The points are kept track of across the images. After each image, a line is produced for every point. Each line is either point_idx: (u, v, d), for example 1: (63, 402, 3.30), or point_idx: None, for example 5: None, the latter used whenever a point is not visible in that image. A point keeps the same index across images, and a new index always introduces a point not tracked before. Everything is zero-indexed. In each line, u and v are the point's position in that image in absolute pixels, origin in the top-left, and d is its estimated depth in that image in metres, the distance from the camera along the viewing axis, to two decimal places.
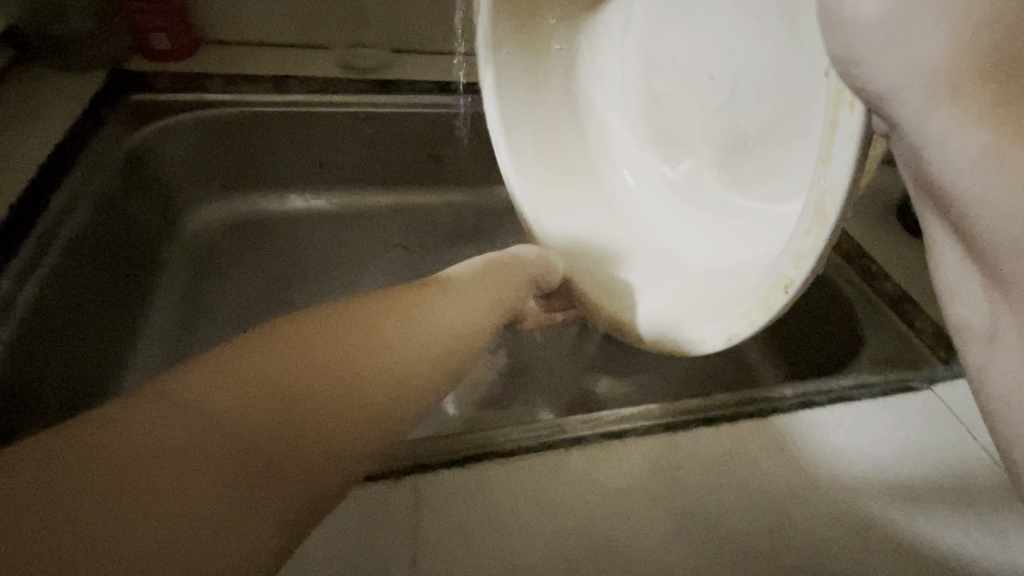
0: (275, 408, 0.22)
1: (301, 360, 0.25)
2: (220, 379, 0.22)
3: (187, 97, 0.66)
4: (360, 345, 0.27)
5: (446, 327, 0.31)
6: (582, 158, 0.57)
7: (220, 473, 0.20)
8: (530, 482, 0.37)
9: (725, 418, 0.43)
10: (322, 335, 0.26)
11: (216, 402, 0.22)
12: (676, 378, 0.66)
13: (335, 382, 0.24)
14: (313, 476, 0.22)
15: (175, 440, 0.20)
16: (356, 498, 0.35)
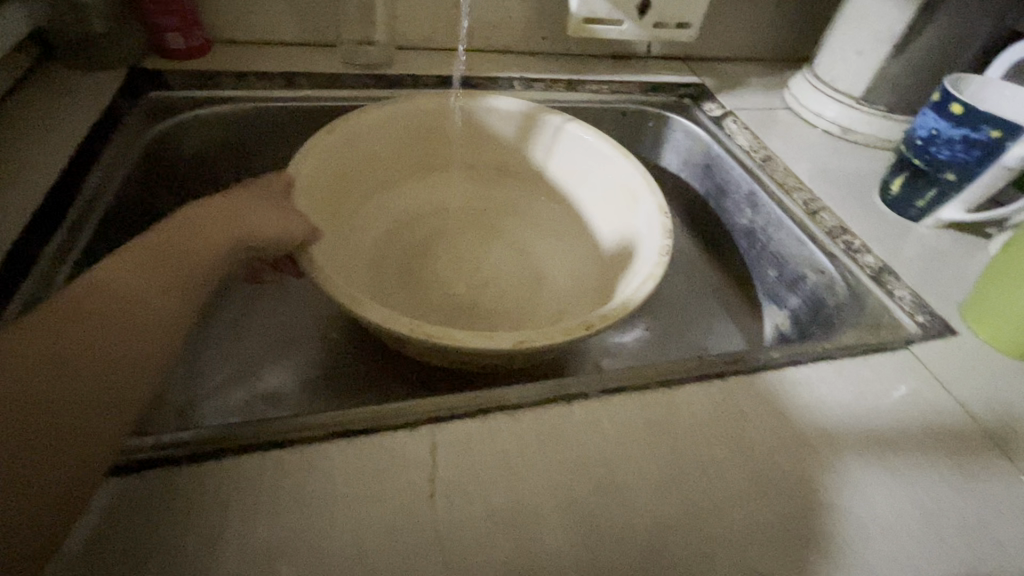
0: (80, 336, 0.31)
1: (121, 280, 0.36)
2: (65, 321, 0.32)
3: (202, 94, 0.69)
4: (170, 262, 0.39)
5: (267, 225, 0.46)
6: (482, 230, 0.74)
7: (104, 365, 0.31)
8: (538, 429, 0.41)
9: (715, 374, 0.46)
10: (123, 261, 0.37)
11: (63, 337, 0.31)
12: (671, 352, 0.69)
13: (126, 312, 0.34)
14: (90, 396, 0.30)
15: (66, 342, 0.31)
16: (379, 445, 0.39)
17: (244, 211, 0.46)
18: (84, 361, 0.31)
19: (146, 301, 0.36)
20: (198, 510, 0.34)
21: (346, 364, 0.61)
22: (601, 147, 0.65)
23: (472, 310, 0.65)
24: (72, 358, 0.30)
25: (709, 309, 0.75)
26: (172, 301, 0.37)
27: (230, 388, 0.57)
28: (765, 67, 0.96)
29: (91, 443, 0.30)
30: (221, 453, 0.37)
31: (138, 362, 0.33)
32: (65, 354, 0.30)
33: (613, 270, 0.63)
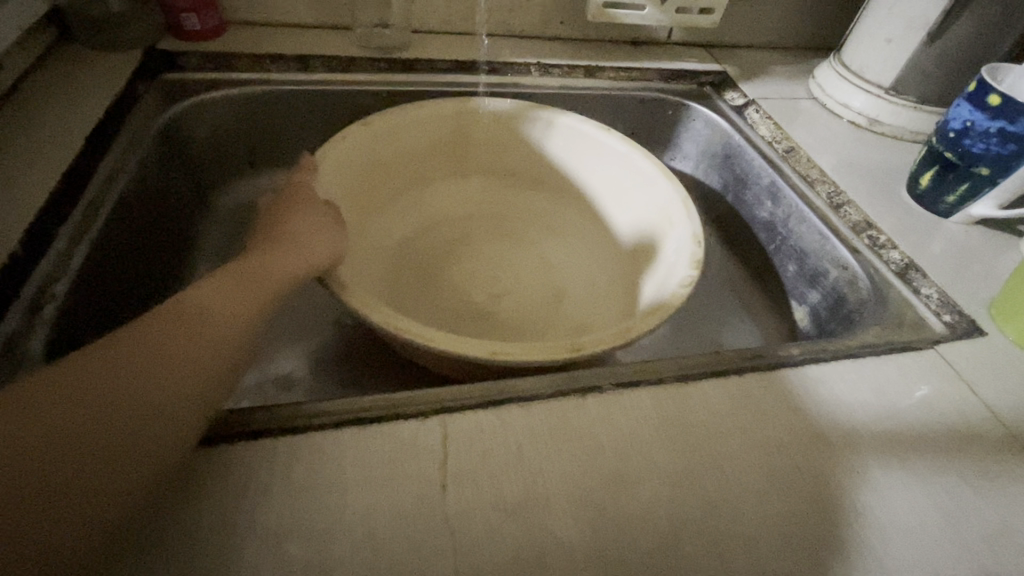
0: (167, 352, 0.34)
1: (189, 298, 0.38)
2: (155, 337, 0.34)
3: (218, 77, 0.69)
4: (234, 282, 0.41)
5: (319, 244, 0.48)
6: (497, 228, 0.73)
7: (166, 377, 0.33)
8: (551, 422, 0.40)
9: (732, 371, 0.45)
10: (196, 282, 0.40)
11: (154, 353, 0.34)
12: (686, 345, 0.68)
13: (206, 328, 0.37)
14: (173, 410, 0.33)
15: (134, 357, 0.33)
16: (389, 434, 0.38)
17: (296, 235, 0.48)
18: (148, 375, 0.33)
19: (206, 318, 0.37)
20: (211, 493, 0.34)
21: (357, 351, 0.61)
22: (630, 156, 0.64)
23: (488, 310, 0.64)
24: (141, 370, 0.32)
25: (725, 304, 0.73)
26: (235, 318, 0.39)
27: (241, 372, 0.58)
28: (789, 55, 0.93)
29: (155, 446, 0.31)
30: (231, 437, 0.37)
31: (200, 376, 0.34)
32: (133, 367, 0.32)
33: (633, 282, 0.63)
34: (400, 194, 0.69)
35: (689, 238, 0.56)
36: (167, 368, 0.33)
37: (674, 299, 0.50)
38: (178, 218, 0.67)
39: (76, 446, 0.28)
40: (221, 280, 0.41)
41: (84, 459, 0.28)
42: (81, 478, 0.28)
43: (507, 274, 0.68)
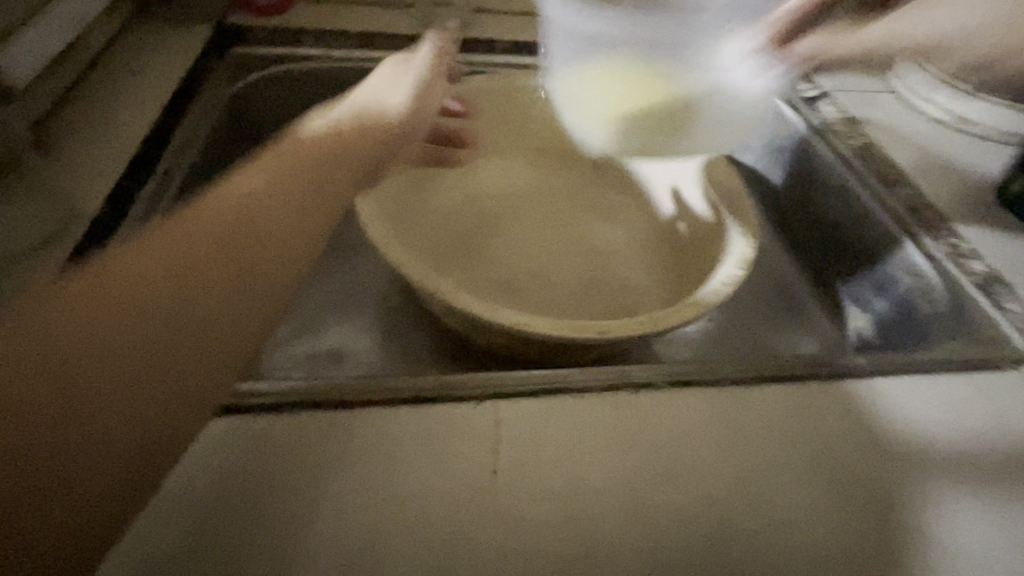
0: (218, 266, 0.30)
1: (231, 214, 0.32)
2: (208, 244, 0.31)
3: (282, 52, 0.70)
4: (289, 197, 0.35)
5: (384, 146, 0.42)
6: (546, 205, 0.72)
7: (191, 319, 0.29)
8: (603, 414, 0.40)
9: (793, 377, 0.44)
10: (240, 191, 0.34)
11: (203, 265, 0.30)
12: (739, 345, 0.66)
13: (262, 238, 0.33)
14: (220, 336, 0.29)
15: (155, 286, 0.28)
16: (441, 415, 0.39)
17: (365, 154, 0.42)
18: (170, 313, 0.28)
19: (247, 242, 0.32)
20: (272, 460, 0.36)
21: (406, 327, 0.62)
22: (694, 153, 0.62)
23: (524, 295, 0.63)
24: (168, 293, 0.28)
25: (783, 305, 0.70)
26: (285, 245, 0.33)
27: (295, 341, 0.60)
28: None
29: (185, 387, 0.28)
30: (290, 407, 0.38)
31: (238, 320, 0.30)
32: (151, 302, 0.28)
33: (678, 276, 0.62)
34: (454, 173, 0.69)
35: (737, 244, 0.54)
36: (193, 305, 0.29)
37: (715, 297, 0.50)
38: None
39: (102, 378, 0.26)
40: (271, 191, 0.35)
41: (111, 395, 0.26)
42: (103, 415, 0.25)
43: (557, 260, 0.67)
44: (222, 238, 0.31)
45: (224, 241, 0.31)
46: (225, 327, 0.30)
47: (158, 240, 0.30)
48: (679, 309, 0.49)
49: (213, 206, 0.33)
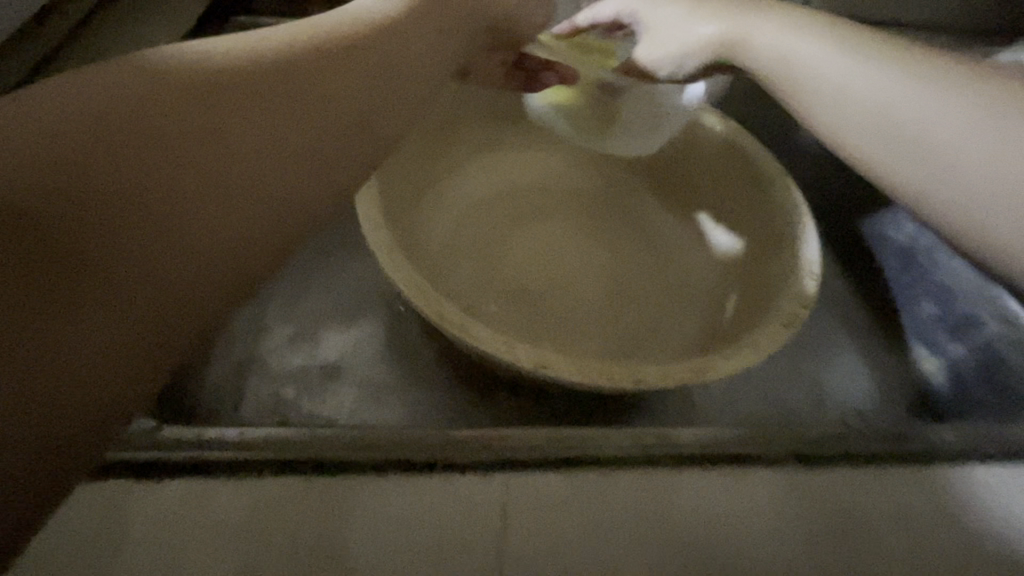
0: (222, 151, 0.23)
1: (189, 107, 0.22)
2: (211, 112, 0.23)
3: (290, 23, 0.62)
4: (283, 104, 0.25)
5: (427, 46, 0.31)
6: (576, 205, 0.64)
7: (100, 265, 0.20)
8: (632, 496, 0.34)
9: (864, 456, 0.37)
10: (213, 75, 0.24)
11: (199, 148, 0.22)
12: (808, 388, 0.54)
13: (278, 130, 0.24)
14: (206, 249, 0.22)
15: (51, 202, 0.19)
16: (443, 488, 0.33)
17: (411, 69, 0.30)
18: (69, 253, 0.20)
19: (213, 155, 0.22)
20: (235, 538, 0.30)
21: (410, 344, 0.51)
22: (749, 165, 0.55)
23: (544, 309, 0.54)
24: (148, 172, 0.21)
25: (861, 332, 0.58)
26: (260, 181, 0.24)
27: (291, 347, 0.49)
28: None
29: (152, 325, 0.21)
30: (262, 466, 0.32)
31: (167, 282, 0.21)
32: (43, 226, 0.19)
33: (733, 295, 0.54)
34: (475, 171, 0.62)
35: (803, 270, 0.47)
36: (105, 243, 0.20)
37: (768, 344, 0.44)
38: None
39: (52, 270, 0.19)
40: (258, 87, 0.24)
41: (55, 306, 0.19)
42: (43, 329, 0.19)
43: (589, 267, 0.58)
44: (164, 142, 0.21)
45: (167, 148, 0.21)
46: (149, 287, 0.21)
47: (68, 124, 0.20)
48: (728, 353, 0.43)
49: (167, 84, 0.23)
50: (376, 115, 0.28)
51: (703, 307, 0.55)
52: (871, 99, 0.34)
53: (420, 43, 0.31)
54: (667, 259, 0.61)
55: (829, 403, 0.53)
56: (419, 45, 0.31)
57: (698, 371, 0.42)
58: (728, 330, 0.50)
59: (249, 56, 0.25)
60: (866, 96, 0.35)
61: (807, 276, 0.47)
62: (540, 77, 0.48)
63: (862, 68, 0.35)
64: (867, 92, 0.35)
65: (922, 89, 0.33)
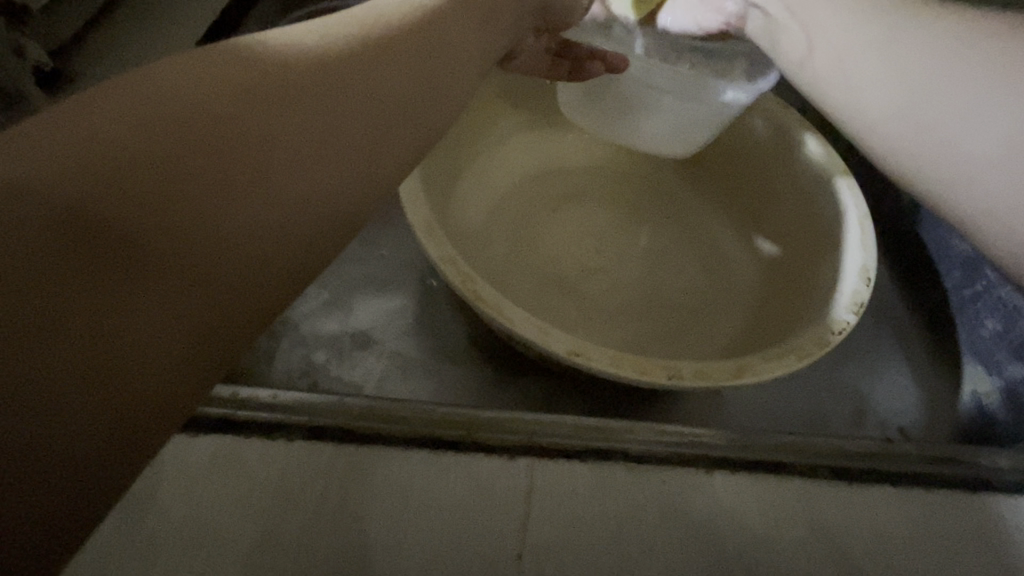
0: (283, 134, 0.22)
1: (244, 90, 0.22)
2: (269, 98, 0.22)
3: None
4: (340, 83, 0.24)
5: (470, 34, 0.31)
6: (617, 191, 0.62)
7: (154, 255, 0.19)
8: (658, 494, 0.33)
9: (904, 476, 0.36)
10: (268, 63, 0.23)
11: (260, 133, 0.21)
12: (847, 399, 0.52)
13: (335, 113, 0.24)
14: (269, 229, 0.21)
15: (106, 180, 0.18)
16: (466, 468, 0.33)
17: (458, 49, 0.30)
18: (118, 231, 0.18)
19: (274, 138, 0.22)
20: (262, 499, 0.31)
21: (440, 319, 0.50)
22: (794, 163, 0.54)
23: (577, 293, 0.52)
24: (211, 159, 0.20)
25: (904, 345, 0.56)
26: (322, 158, 0.23)
27: (322, 314, 0.50)
28: None
29: (211, 313, 0.19)
30: (291, 431, 0.33)
31: (220, 272, 0.20)
32: (99, 202, 0.18)
33: (774, 300, 0.52)
34: (516, 149, 0.60)
35: (857, 273, 0.45)
36: (164, 220, 0.19)
37: (815, 348, 0.41)
38: None
39: (112, 258, 0.18)
40: (315, 68, 0.24)
41: (118, 293, 0.18)
42: (101, 320, 0.18)
43: (626, 255, 0.56)
44: (224, 124, 0.21)
45: (227, 129, 0.21)
46: (202, 271, 0.19)
47: (130, 110, 0.20)
48: (773, 358, 0.41)
49: (219, 74, 0.22)
50: (431, 97, 0.28)
51: (740, 309, 0.53)
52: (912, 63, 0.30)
53: (465, 24, 0.31)
54: (709, 253, 0.58)
55: (869, 415, 0.51)
56: (464, 31, 0.31)
57: (734, 375, 0.40)
58: (774, 332, 0.48)
59: (305, 38, 0.25)
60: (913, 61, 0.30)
61: (862, 281, 0.44)
62: (586, 66, 0.47)
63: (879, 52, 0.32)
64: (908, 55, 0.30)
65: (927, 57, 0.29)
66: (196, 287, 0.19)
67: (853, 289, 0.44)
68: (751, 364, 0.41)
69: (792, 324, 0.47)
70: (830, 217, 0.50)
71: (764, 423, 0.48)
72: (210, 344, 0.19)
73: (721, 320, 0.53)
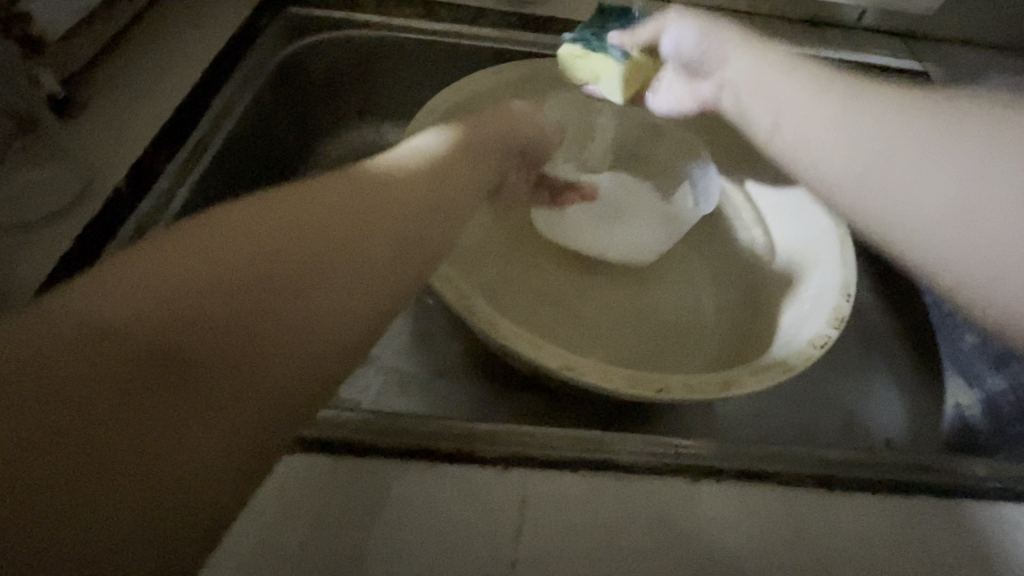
0: (334, 250, 0.25)
1: (301, 215, 0.26)
2: (324, 217, 0.26)
3: (342, 15, 0.64)
4: (387, 199, 0.28)
5: (496, 138, 0.37)
6: None
7: (209, 376, 0.22)
8: (649, 503, 0.34)
9: (890, 487, 0.37)
10: (328, 186, 0.27)
11: (312, 251, 0.25)
12: (833, 411, 0.53)
13: (384, 229, 0.27)
14: (313, 339, 0.24)
15: (173, 314, 0.21)
16: (464, 480, 0.34)
17: (482, 156, 0.35)
18: (182, 354, 0.21)
19: (326, 256, 0.25)
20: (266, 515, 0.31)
21: (436, 337, 0.52)
22: (747, 230, 0.59)
23: (570, 311, 0.54)
24: (267, 283, 0.23)
25: (888, 359, 0.58)
26: (369, 267, 0.26)
27: None
28: (995, 61, 0.76)
29: (254, 424, 0.22)
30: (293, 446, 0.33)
31: (266, 387, 0.23)
32: (168, 331, 0.21)
33: (758, 316, 0.54)
34: None
35: (836, 289, 0.48)
36: (223, 341, 0.22)
37: (799, 361, 0.43)
38: (282, 159, 0.63)
39: (171, 382, 0.21)
40: (367, 190, 0.28)
41: (173, 414, 0.21)
42: (161, 436, 0.21)
43: (618, 275, 0.58)
44: (276, 256, 0.24)
45: (279, 262, 0.24)
46: (249, 387, 0.22)
47: (206, 243, 0.23)
48: (759, 372, 0.42)
49: (281, 200, 0.26)
50: (461, 203, 0.32)
51: (727, 328, 0.55)
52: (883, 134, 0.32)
53: (486, 134, 0.37)
54: (695, 270, 0.60)
55: (857, 429, 0.52)
56: (483, 139, 0.36)
57: (722, 388, 0.41)
58: (757, 345, 0.50)
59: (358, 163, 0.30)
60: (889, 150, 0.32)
61: (842, 296, 0.47)
62: (562, 197, 0.56)
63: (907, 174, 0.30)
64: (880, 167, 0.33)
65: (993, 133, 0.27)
66: (242, 403, 0.22)
67: (831, 305, 0.47)
68: (735, 378, 0.42)
69: (775, 337, 0.49)
70: (822, 245, 0.52)
71: (754, 437, 0.50)
72: (257, 442, 0.22)
73: (710, 338, 0.55)
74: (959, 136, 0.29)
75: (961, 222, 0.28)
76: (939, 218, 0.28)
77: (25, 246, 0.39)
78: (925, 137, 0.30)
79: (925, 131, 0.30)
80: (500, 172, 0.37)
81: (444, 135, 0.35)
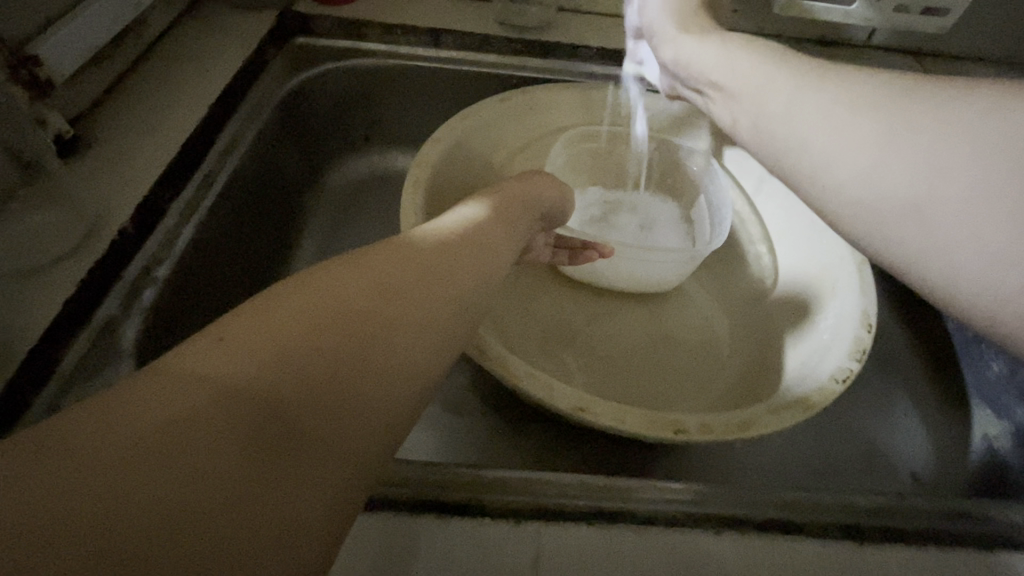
0: (408, 314, 0.28)
1: (378, 284, 0.28)
2: (397, 282, 0.29)
3: (349, 46, 0.64)
4: (443, 270, 0.31)
5: (514, 203, 0.42)
6: None
7: (312, 432, 0.22)
8: (669, 558, 0.32)
9: (920, 537, 0.35)
10: (395, 256, 0.30)
11: (388, 314, 0.27)
12: (853, 447, 0.52)
13: (442, 293, 0.30)
14: (392, 397, 0.25)
15: (282, 373, 0.23)
16: (472, 533, 0.32)
17: (508, 228, 0.39)
18: (289, 409, 0.22)
19: (402, 320, 0.27)
20: None
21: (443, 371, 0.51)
22: (753, 246, 0.60)
23: (581, 345, 0.54)
24: (359, 343, 0.25)
25: (908, 389, 0.56)
26: (433, 332, 0.28)
27: None
28: (1007, 79, 0.75)
29: (345, 481, 0.23)
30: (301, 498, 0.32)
31: (356, 443, 0.24)
32: (277, 389, 0.22)
33: (770, 343, 0.52)
34: None
35: (855, 317, 0.47)
36: (323, 397, 0.23)
37: (820, 399, 0.41)
38: (289, 190, 0.63)
39: (279, 438, 0.21)
40: (427, 260, 0.31)
41: (279, 469, 0.21)
42: (268, 491, 0.20)
43: (628, 303, 0.58)
44: (357, 315, 0.26)
45: (360, 321, 0.26)
46: (342, 444, 0.23)
47: (302, 307, 0.25)
48: (779, 411, 0.41)
49: (357, 269, 0.28)
50: (494, 269, 0.35)
51: (743, 358, 0.54)
52: (856, 144, 0.32)
53: (507, 206, 0.41)
54: (705, 297, 0.60)
55: (879, 465, 0.51)
56: (496, 209, 0.40)
57: (739, 427, 0.40)
58: (772, 377, 0.49)
59: (412, 236, 0.33)
60: (874, 152, 0.31)
61: (862, 324, 0.46)
62: (581, 254, 0.52)
63: (886, 168, 0.31)
64: (846, 158, 0.33)
65: (948, 128, 0.29)
66: (337, 460, 0.23)
67: (851, 331, 0.46)
68: (753, 416, 0.41)
69: (793, 363, 0.48)
70: (837, 274, 0.52)
71: (772, 475, 0.48)
72: (349, 489, 0.23)
73: (725, 370, 0.54)
74: (914, 136, 0.30)
75: (919, 221, 0.29)
76: (901, 218, 0.30)
77: (23, 293, 0.38)
78: (887, 132, 0.31)
79: (892, 122, 0.31)
80: (527, 235, 0.42)
81: (482, 204, 0.40)
